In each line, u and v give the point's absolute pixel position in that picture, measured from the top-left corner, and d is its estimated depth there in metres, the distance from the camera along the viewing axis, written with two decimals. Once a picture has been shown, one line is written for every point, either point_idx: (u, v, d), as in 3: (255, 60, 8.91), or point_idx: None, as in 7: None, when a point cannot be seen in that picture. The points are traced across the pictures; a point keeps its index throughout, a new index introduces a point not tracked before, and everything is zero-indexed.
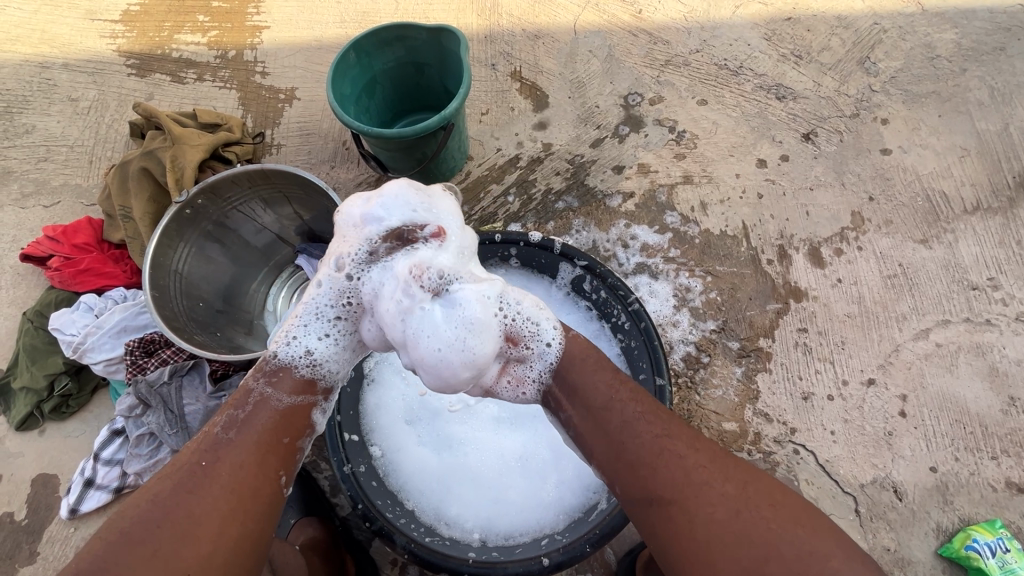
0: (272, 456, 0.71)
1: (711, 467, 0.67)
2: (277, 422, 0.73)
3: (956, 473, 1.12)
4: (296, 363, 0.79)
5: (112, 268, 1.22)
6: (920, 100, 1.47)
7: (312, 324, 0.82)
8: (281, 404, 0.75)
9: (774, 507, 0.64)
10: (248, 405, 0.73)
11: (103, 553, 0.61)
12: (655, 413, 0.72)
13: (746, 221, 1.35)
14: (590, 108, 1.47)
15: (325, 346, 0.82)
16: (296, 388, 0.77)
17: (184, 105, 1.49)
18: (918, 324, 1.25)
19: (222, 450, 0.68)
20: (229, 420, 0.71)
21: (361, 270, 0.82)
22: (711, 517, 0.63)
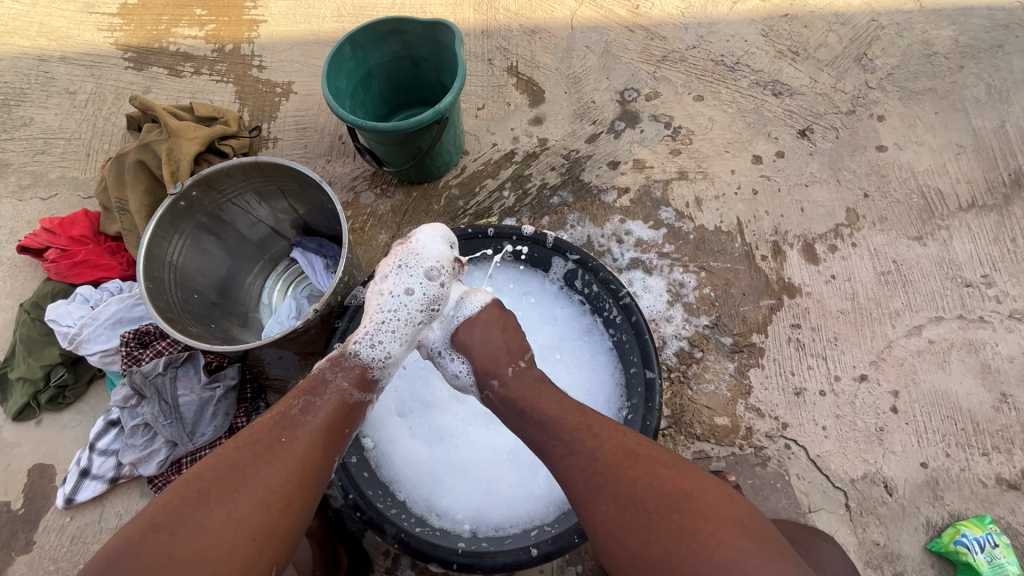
0: (336, 445, 0.74)
1: (608, 471, 0.67)
2: (343, 414, 0.77)
3: (946, 469, 1.13)
4: (377, 362, 0.86)
5: (109, 260, 1.23)
6: (917, 97, 1.47)
7: (399, 329, 0.90)
8: (351, 399, 0.79)
9: (661, 498, 0.62)
10: (322, 395, 0.76)
11: (179, 509, 0.60)
12: (560, 428, 0.73)
13: (740, 217, 1.35)
14: (586, 104, 1.47)
15: (403, 351, 0.90)
16: (363, 383, 0.83)
17: (182, 98, 1.50)
18: (911, 321, 1.25)
19: (299, 430, 0.71)
20: (307, 405, 0.74)
21: (448, 283, 0.94)
22: (604, 520, 0.64)
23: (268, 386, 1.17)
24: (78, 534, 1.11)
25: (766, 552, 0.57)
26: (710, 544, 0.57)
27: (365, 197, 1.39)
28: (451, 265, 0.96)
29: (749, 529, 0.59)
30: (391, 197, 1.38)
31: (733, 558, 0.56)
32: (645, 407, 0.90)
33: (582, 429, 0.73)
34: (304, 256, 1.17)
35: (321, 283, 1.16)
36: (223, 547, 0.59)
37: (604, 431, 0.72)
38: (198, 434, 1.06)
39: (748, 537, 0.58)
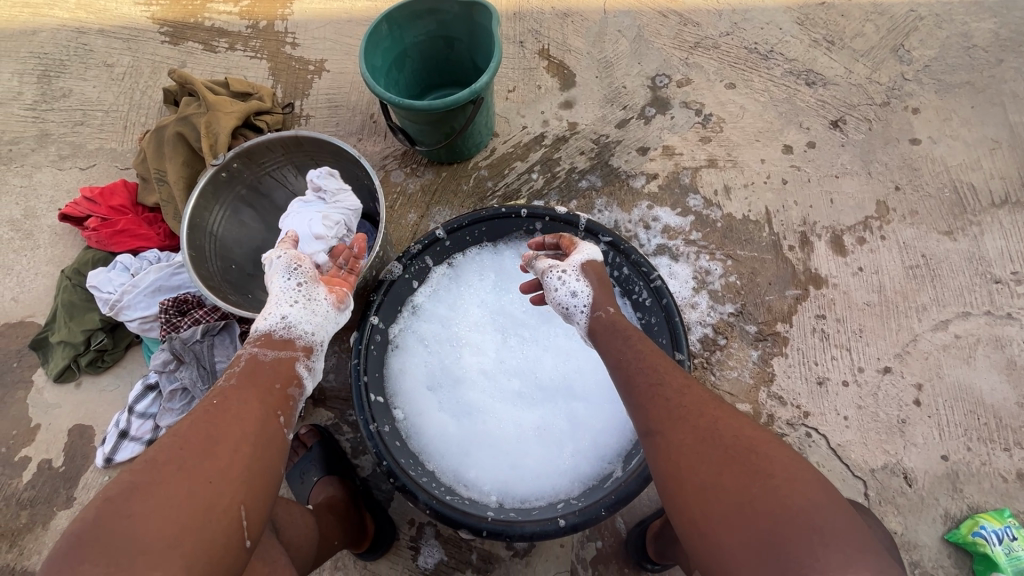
0: (277, 401, 0.72)
1: (692, 406, 0.68)
2: (274, 370, 0.75)
3: (967, 462, 1.13)
4: (275, 326, 0.80)
5: (147, 230, 1.26)
6: (953, 90, 1.45)
7: (281, 298, 0.85)
8: (267, 358, 0.76)
9: (739, 438, 0.63)
10: (240, 364, 0.75)
11: (127, 478, 0.57)
12: (655, 364, 0.75)
13: (769, 207, 1.35)
14: (617, 88, 1.47)
15: (294, 305, 0.84)
16: (279, 343, 0.78)
17: (216, 74, 1.51)
18: (938, 316, 1.25)
19: (230, 392, 0.70)
20: (232, 374, 0.73)
21: (285, 251, 0.92)
22: (680, 447, 0.64)
23: None
24: None
25: (841, 511, 0.56)
26: (787, 485, 0.57)
27: (395, 176, 1.40)
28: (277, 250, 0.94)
29: (825, 486, 0.59)
30: (420, 176, 1.40)
31: (800, 503, 0.56)
32: None
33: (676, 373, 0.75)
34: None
35: None
36: (180, 497, 0.57)
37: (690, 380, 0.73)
38: None
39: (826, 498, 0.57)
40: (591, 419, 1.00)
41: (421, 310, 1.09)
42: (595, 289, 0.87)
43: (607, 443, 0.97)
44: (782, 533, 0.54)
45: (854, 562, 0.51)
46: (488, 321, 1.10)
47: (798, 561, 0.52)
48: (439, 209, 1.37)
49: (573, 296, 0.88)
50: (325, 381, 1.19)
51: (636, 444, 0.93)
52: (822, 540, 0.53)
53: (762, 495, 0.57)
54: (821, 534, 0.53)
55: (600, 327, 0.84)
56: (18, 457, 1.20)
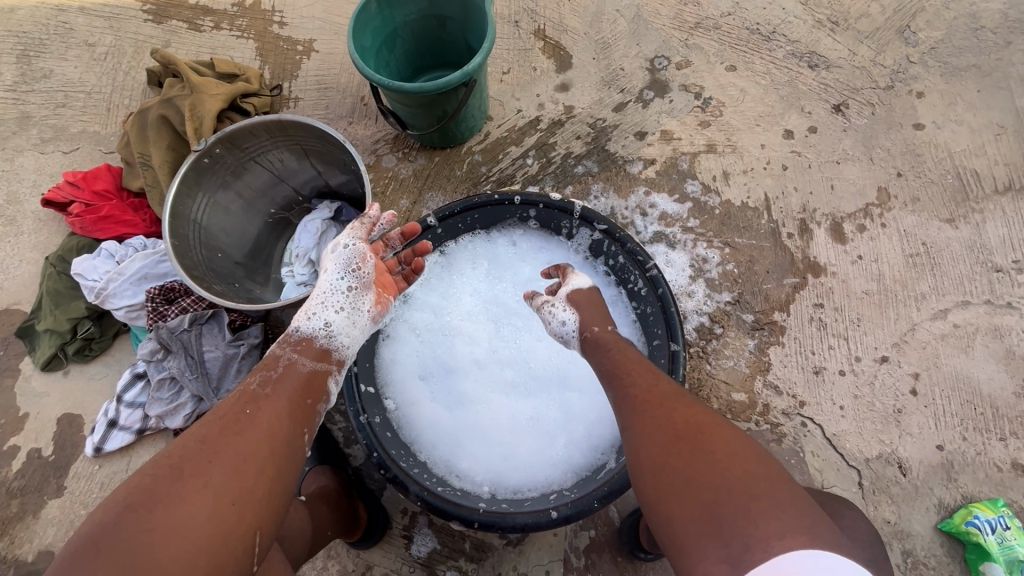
0: (303, 415, 0.70)
1: (650, 398, 0.71)
2: (304, 384, 0.73)
3: (962, 452, 1.12)
4: (317, 334, 0.80)
5: (132, 217, 1.23)
6: (959, 73, 1.42)
7: (330, 298, 0.84)
8: (304, 369, 0.75)
9: (688, 424, 0.65)
10: (278, 369, 0.73)
11: (149, 485, 0.56)
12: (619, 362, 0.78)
13: (768, 193, 1.33)
14: (615, 71, 1.43)
15: (343, 317, 0.83)
16: (317, 354, 0.78)
17: (202, 54, 1.47)
18: (937, 305, 1.23)
19: (262, 402, 0.67)
20: (265, 378, 0.71)
21: (356, 242, 0.88)
22: (640, 439, 0.67)
23: None
24: (107, 481, 1.14)
25: (779, 481, 0.58)
26: (725, 461, 0.59)
27: (387, 161, 1.37)
28: (351, 229, 0.90)
29: (765, 459, 0.60)
30: (413, 161, 1.37)
31: (736, 476, 0.58)
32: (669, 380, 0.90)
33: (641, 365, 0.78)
34: (316, 211, 1.20)
35: None
36: (205, 511, 0.55)
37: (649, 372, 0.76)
38: (224, 390, 1.06)
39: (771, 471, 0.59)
40: (585, 410, 0.99)
41: (413, 298, 1.08)
42: (581, 313, 0.88)
43: (601, 434, 0.96)
44: (722, 508, 0.56)
45: (790, 528, 0.53)
46: (481, 310, 1.08)
47: (733, 531, 0.54)
48: (432, 194, 1.34)
49: (564, 325, 0.89)
50: None
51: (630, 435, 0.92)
52: (757, 508, 0.55)
53: (705, 475, 0.59)
54: (756, 501, 0.55)
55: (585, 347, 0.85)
56: (6, 447, 1.19)
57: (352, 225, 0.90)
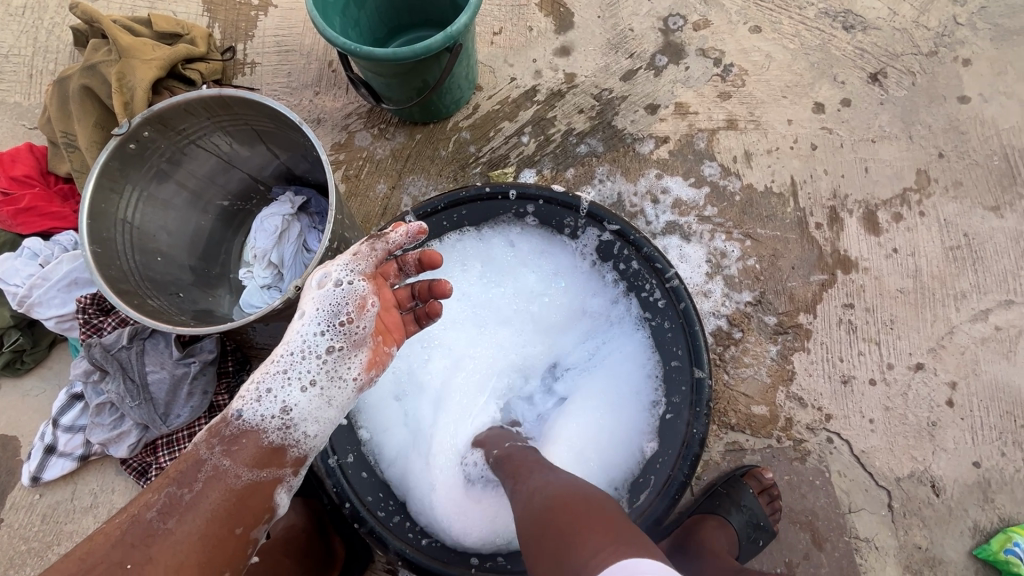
0: (215, 554, 0.61)
1: (519, 469, 0.71)
2: (223, 510, 0.62)
3: (1000, 469, 1.02)
4: (268, 427, 0.66)
5: (60, 207, 1.05)
6: (1011, 37, 1.25)
7: (296, 368, 0.68)
8: (237, 484, 0.64)
9: (546, 485, 0.65)
10: (196, 485, 0.62)
11: None
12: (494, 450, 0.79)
13: (795, 176, 1.17)
14: (623, 32, 1.24)
15: (310, 400, 0.68)
16: (259, 460, 0.65)
17: (138, 8, 1.25)
18: (978, 304, 1.11)
19: (155, 546, 0.59)
20: (167, 505, 0.61)
21: (352, 282, 0.70)
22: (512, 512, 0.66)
23: (254, 355, 1.02)
24: (49, 512, 1.01)
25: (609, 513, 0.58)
26: (564, 507, 0.59)
27: (360, 138, 1.18)
28: (349, 258, 0.70)
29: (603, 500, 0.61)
30: (390, 139, 1.18)
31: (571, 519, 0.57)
32: (691, 412, 0.78)
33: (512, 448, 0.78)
34: (277, 203, 1.02)
35: (310, 245, 1.02)
36: None
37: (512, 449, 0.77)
38: (173, 416, 0.91)
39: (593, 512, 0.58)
40: (585, 435, 0.86)
41: None
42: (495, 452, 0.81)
43: (612, 465, 0.84)
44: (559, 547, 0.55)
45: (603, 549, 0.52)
46: (473, 320, 0.93)
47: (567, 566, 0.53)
48: (413, 179, 1.17)
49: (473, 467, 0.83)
50: None
51: (646, 470, 0.81)
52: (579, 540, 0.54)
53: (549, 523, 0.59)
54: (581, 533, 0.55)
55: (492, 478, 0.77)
56: None
57: (353, 250, 0.71)
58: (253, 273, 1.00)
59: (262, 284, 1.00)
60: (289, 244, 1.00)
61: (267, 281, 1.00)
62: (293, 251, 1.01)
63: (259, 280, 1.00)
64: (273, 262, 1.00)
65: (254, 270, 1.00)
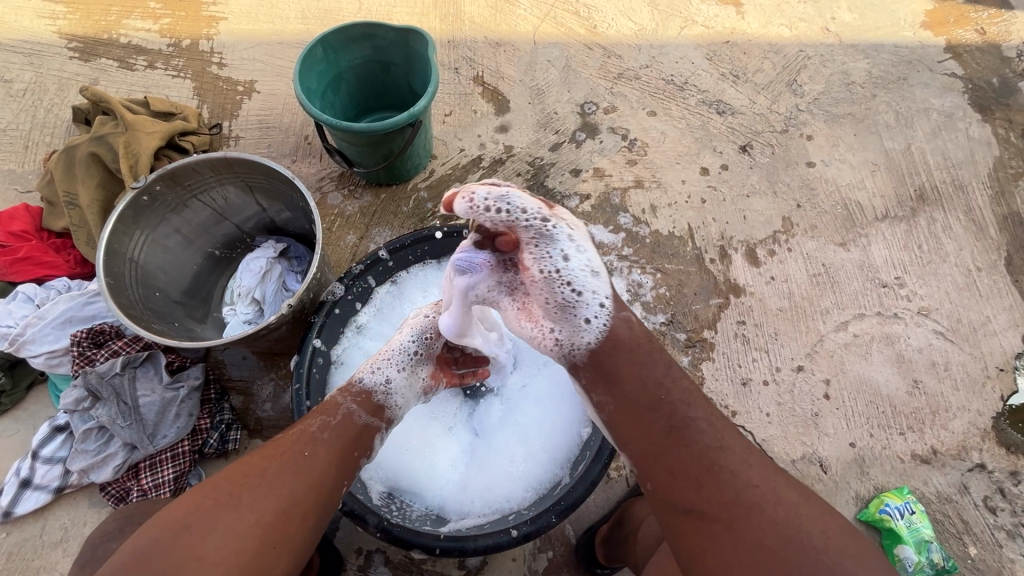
0: (348, 466, 0.76)
1: (761, 486, 0.64)
2: (356, 435, 0.78)
3: (871, 447, 1.26)
4: (377, 388, 0.86)
5: (54, 257, 1.16)
6: (838, 120, 1.66)
7: (396, 357, 0.90)
8: (361, 421, 0.81)
9: (821, 539, 0.60)
10: (337, 416, 0.78)
11: (205, 511, 0.62)
12: (710, 423, 0.69)
13: (691, 223, 1.47)
14: (549, 114, 1.55)
15: (403, 380, 0.90)
16: (373, 409, 0.83)
17: (134, 92, 1.46)
18: (839, 317, 1.40)
19: (319, 446, 0.73)
20: (325, 423, 0.76)
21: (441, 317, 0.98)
22: (753, 545, 0.60)
23: (231, 387, 1.13)
24: (15, 550, 1.02)
25: None
26: None
27: (332, 198, 1.39)
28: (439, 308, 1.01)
29: None
30: (359, 198, 1.39)
31: None
32: None
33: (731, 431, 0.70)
34: (260, 249, 1.19)
35: (289, 285, 1.17)
36: (242, 547, 0.61)
37: (688, 416, 0.70)
38: (160, 436, 1.00)
39: None
40: (538, 426, 1.03)
41: (366, 329, 1.06)
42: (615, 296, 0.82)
43: (558, 448, 0.99)
44: None
45: None
46: None
47: None
48: (379, 230, 1.37)
49: (592, 285, 0.79)
50: (260, 411, 1.11)
51: (584, 448, 0.95)
52: None
53: None
54: None
55: (630, 338, 0.77)
56: None
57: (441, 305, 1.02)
58: (235, 308, 1.14)
59: (242, 317, 1.13)
60: (269, 284, 1.15)
61: (246, 315, 1.13)
62: (272, 290, 1.15)
63: (240, 315, 1.14)
64: (253, 299, 1.14)
65: (236, 305, 1.15)
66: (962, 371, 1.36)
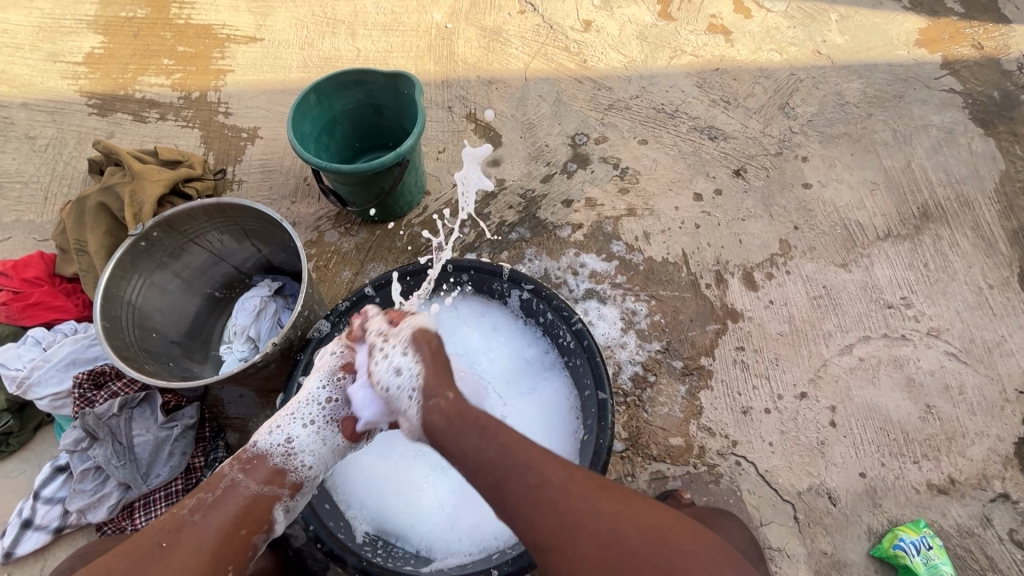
0: (227, 548, 0.73)
1: (585, 503, 0.68)
2: (237, 511, 0.75)
3: (883, 477, 1.21)
4: (274, 452, 0.83)
5: (63, 302, 1.21)
6: (834, 140, 1.65)
7: (302, 412, 0.87)
8: (249, 492, 0.77)
9: (641, 534, 0.65)
10: (218, 490, 0.76)
11: None
12: (531, 458, 0.73)
13: (685, 249, 1.46)
14: (540, 147, 1.58)
15: (306, 437, 0.85)
16: (268, 477, 0.80)
17: (146, 143, 1.55)
18: (843, 340, 1.36)
19: (186, 532, 0.71)
20: (197, 505, 0.74)
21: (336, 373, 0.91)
22: (585, 560, 0.65)
23: (227, 425, 1.15)
24: None
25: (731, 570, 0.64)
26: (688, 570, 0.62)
27: (329, 236, 1.43)
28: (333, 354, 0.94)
29: (720, 552, 0.65)
30: (355, 235, 1.43)
31: None
32: (599, 427, 0.94)
33: (553, 460, 0.73)
34: (256, 288, 1.23)
35: (282, 320, 1.19)
36: None
37: (510, 461, 0.72)
38: (153, 476, 1.02)
39: (682, 561, 0.63)
40: None
41: None
42: (428, 376, 0.85)
43: None
44: None
45: None
46: None
47: None
48: (374, 265, 1.40)
49: (398, 379, 0.86)
50: None
51: None
52: None
53: None
54: None
55: (439, 416, 0.81)
56: None
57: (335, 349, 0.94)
58: (231, 345, 1.18)
59: (237, 353, 1.16)
60: (263, 321, 1.18)
61: (241, 351, 1.16)
62: (267, 326, 1.18)
63: (235, 352, 1.16)
64: (248, 336, 1.17)
65: (232, 342, 1.18)
66: (978, 394, 1.30)
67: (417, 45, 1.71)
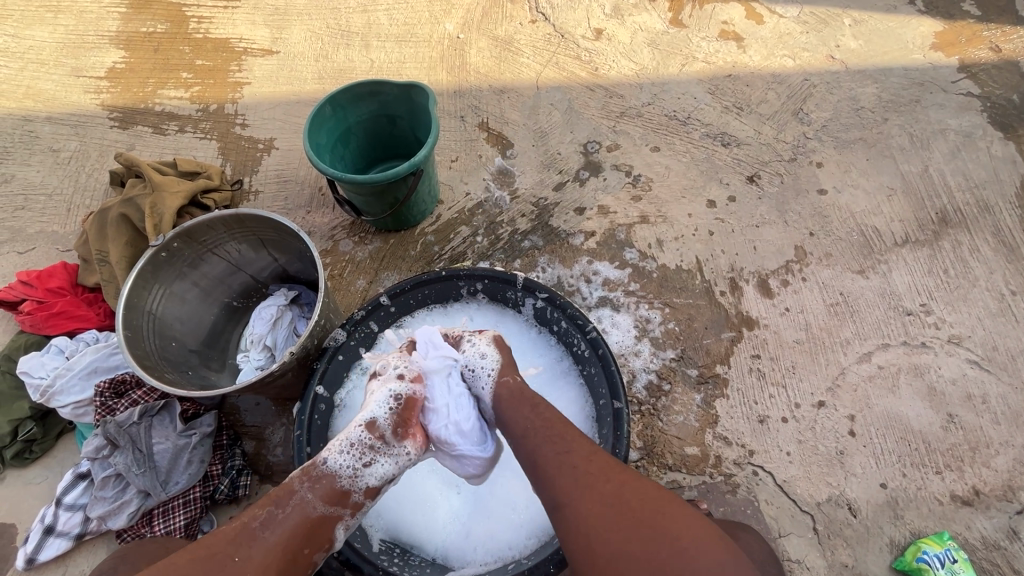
0: (291, 567, 0.75)
1: (597, 470, 0.76)
2: (304, 531, 0.77)
3: (904, 488, 1.18)
4: (341, 473, 0.83)
5: (85, 311, 1.24)
6: (849, 146, 1.63)
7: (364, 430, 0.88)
8: (314, 512, 0.79)
9: (643, 504, 0.71)
10: (286, 506, 0.78)
11: None
12: (563, 433, 0.82)
13: (699, 256, 1.45)
14: (552, 155, 1.58)
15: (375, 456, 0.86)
16: (331, 498, 0.81)
17: (165, 155, 1.58)
18: (861, 348, 1.34)
19: (256, 547, 0.73)
20: (267, 520, 0.75)
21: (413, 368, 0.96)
22: (588, 516, 0.71)
23: (244, 433, 1.16)
24: None
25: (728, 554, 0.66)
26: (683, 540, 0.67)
27: (344, 245, 1.44)
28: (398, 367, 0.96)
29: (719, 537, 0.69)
30: (369, 244, 1.44)
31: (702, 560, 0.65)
32: (615, 435, 0.93)
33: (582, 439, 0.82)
34: (272, 297, 1.24)
35: (298, 329, 1.21)
36: None
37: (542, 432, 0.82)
38: (172, 483, 1.03)
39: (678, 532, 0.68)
40: None
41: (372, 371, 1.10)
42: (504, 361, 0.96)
43: None
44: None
45: None
46: None
47: None
48: (388, 274, 1.41)
49: (481, 358, 0.96)
50: (272, 456, 1.14)
51: None
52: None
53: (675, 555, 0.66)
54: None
55: (509, 390, 0.91)
56: None
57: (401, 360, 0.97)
58: (248, 353, 1.19)
59: (254, 361, 1.17)
60: (280, 330, 1.19)
61: (258, 359, 1.17)
62: (284, 335, 1.19)
63: (252, 360, 1.17)
64: (265, 344, 1.18)
65: (249, 350, 1.19)
66: (1002, 403, 1.27)
67: (429, 56, 1.73)
